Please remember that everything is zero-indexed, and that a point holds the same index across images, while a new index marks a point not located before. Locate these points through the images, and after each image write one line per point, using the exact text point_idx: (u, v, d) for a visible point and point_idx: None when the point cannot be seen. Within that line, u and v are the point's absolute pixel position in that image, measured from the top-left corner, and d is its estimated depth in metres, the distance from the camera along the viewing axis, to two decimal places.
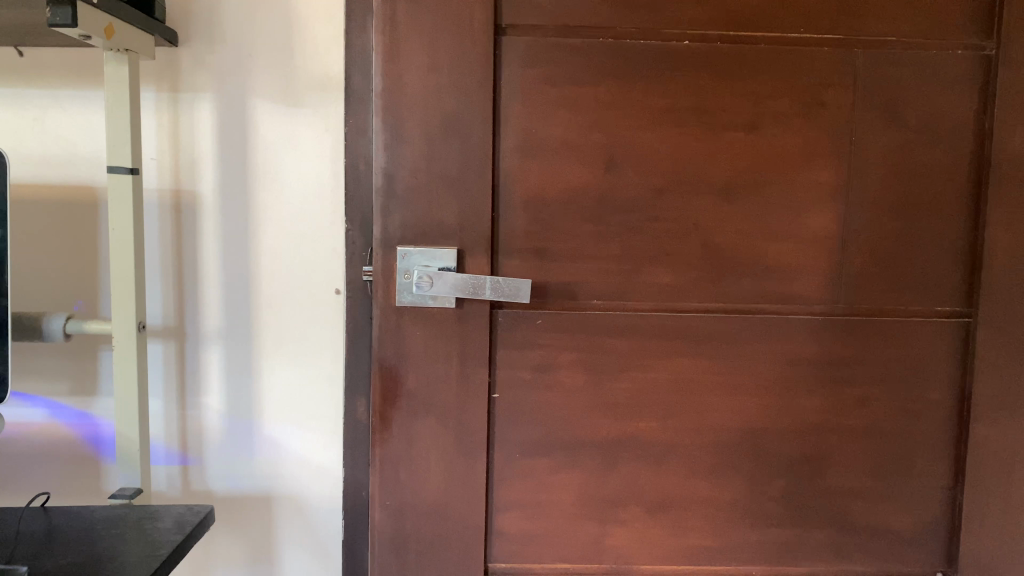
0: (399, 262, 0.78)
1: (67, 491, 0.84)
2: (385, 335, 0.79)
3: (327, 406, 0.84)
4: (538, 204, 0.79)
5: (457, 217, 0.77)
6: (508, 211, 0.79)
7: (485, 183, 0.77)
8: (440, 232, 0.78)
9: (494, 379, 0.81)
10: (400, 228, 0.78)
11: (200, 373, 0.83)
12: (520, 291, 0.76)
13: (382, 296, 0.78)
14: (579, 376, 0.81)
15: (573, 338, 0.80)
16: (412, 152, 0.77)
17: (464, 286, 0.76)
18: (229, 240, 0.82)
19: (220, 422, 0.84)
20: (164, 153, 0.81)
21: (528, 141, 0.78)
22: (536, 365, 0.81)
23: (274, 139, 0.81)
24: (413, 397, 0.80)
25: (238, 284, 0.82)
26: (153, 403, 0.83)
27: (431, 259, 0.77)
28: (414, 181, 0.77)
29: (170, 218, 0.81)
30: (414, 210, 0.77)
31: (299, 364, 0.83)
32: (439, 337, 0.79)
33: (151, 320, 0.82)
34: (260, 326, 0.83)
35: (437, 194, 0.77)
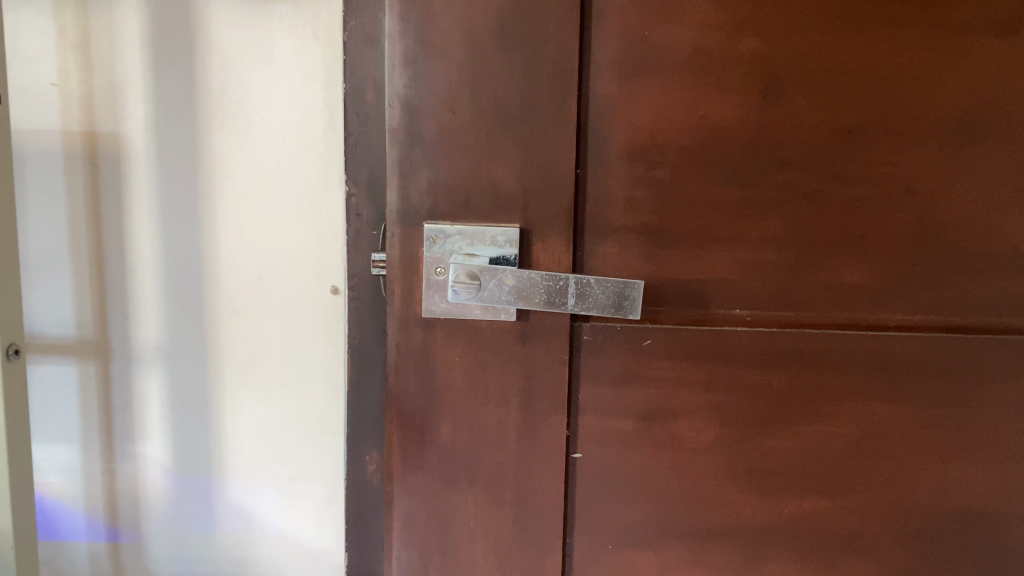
0: (425, 248, 0.48)
1: None
2: (405, 363, 0.50)
3: (321, 463, 0.56)
4: (650, 155, 0.48)
5: (518, 175, 0.47)
6: (602, 166, 0.48)
7: (567, 122, 0.47)
8: (492, 200, 0.47)
9: (575, 429, 0.51)
10: (427, 193, 0.47)
11: (133, 409, 0.55)
12: (624, 305, 0.47)
13: (396, 301, 0.49)
14: (709, 429, 0.51)
15: (700, 368, 0.51)
16: (445, 68, 0.46)
17: (533, 294, 0.46)
18: (171, 212, 0.54)
19: (163, 481, 0.56)
20: (68, 74, 0.52)
21: (634, 52, 0.47)
22: (641, 411, 0.51)
23: (236, 53, 0.52)
24: (448, 461, 0.51)
25: (187, 279, 0.54)
26: (65, 454, 0.56)
27: (476, 245, 0.48)
28: (451, 118, 0.47)
29: (83, 176, 0.53)
30: (450, 165, 0.47)
31: (277, 399, 0.55)
32: (489, 366, 0.50)
33: (59, 331, 0.55)
34: (220, 342, 0.55)
35: (486, 139, 0.47)
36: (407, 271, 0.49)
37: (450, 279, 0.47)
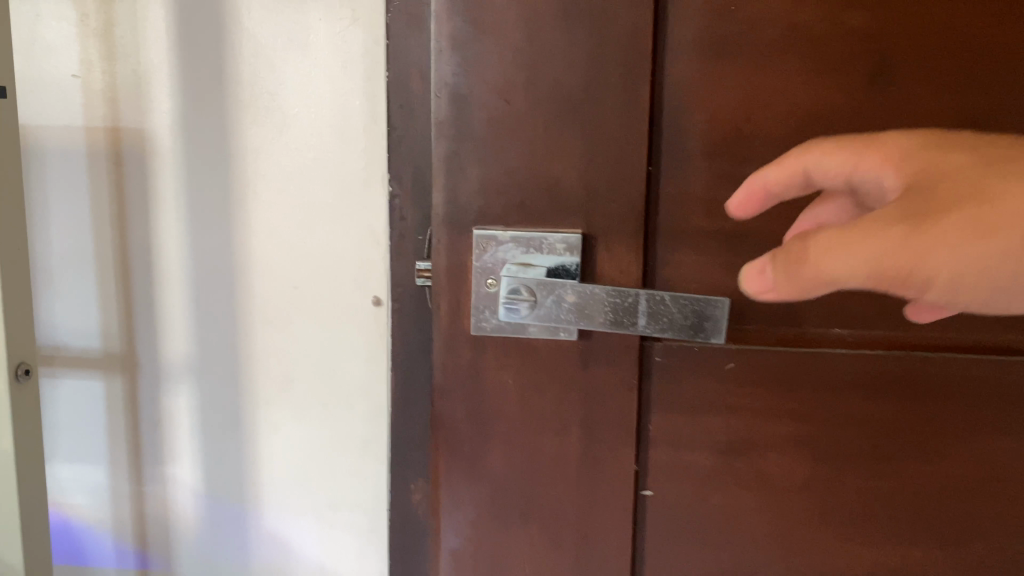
0: (475, 257, 0.41)
1: None
2: (452, 388, 0.43)
3: (361, 492, 0.50)
4: (737, 150, 0.40)
5: (582, 173, 0.39)
6: (681, 163, 0.40)
7: (640, 112, 0.39)
8: (551, 202, 0.40)
9: (644, 464, 0.44)
10: (478, 193, 0.40)
11: (162, 428, 0.51)
12: (706, 329, 0.39)
13: (441, 316, 0.43)
14: (799, 467, 0.44)
15: (792, 397, 0.43)
16: (499, 49, 0.39)
17: (599, 313, 0.39)
18: (199, 215, 0.49)
19: (194, 506, 0.52)
20: (90, 64, 0.48)
21: (718, 30, 0.39)
22: (721, 445, 0.44)
23: (268, 39, 0.46)
24: (499, 499, 0.44)
25: (217, 288, 0.50)
26: (92, 473, 0.52)
27: (533, 253, 0.40)
28: (505, 107, 0.39)
29: (107, 175, 0.49)
30: (503, 162, 0.40)
31: (315, 421, 0.50)
32: (546, 392, 0.43)
33: (86, 342, 0.51)
34: (252, 358, 0.50)
35: (546, 131, 0.39)
36: (453, 282, 0.42)
37: (504, 293, 0.40)
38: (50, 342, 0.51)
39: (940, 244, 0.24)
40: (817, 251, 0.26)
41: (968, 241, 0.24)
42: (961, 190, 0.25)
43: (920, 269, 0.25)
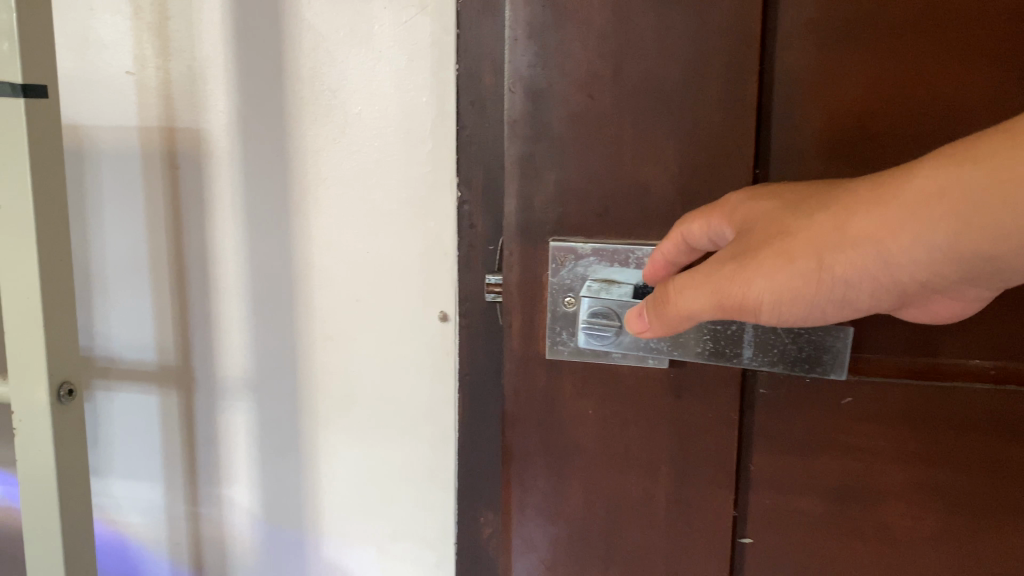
0: (550, 272, 0.36)
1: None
2: (524, 415, 0.37)
3: (425, 524, 0.46)
4: (857, 151, 0.32)
5: (675, 179, 0.33)
6: (791, 169, 0.33)
7: (747, 105, 0.32)
8: (638, 210, 0.34)
9: (742, 509, 0.37)
10: (553, 200, 0.35)
11: (217, 448, 0.48)
12: (824, 363, 0.33)
13: (514, 335, 0.37)
14: (935, 522, 0.35)
15: (925, 435, 0.34)
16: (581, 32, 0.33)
17: (698, 342, 0.34)
18: (256, 222, 0.45)
19: (251, 530, 0.49)
20: (145, 61, 0.45)
21: (831, 14, 0.31)
22: (833, 490, 0.35)
23: (330, 31, 0.43)
24: (573, 546, 0.38)
25: (274, 301, 0.46)
26: (148, 492, 0.50)
27: (617, 268, 0.35)
28: (586, 102, 0.33)
29: (162, 178, 0.46)
30: (582, 165, 0.34)
31: (377, 445, 0.46)
32: (631, 425, 0.36)
33: (141, 354, 0.48)
34: (312, 375, 0.46)
35: (634, 128, 0.33)
36: (527, 299, 0.37)
37: (583, 317, 0.35)
38: (106, 354, 0.49)
39: (758, 276, 0.26)
40: (676, 295, 0.28)
41: (778, 273, 0.25)
42: (771, 230, 0.26)
43: (744, 299, 0.26)
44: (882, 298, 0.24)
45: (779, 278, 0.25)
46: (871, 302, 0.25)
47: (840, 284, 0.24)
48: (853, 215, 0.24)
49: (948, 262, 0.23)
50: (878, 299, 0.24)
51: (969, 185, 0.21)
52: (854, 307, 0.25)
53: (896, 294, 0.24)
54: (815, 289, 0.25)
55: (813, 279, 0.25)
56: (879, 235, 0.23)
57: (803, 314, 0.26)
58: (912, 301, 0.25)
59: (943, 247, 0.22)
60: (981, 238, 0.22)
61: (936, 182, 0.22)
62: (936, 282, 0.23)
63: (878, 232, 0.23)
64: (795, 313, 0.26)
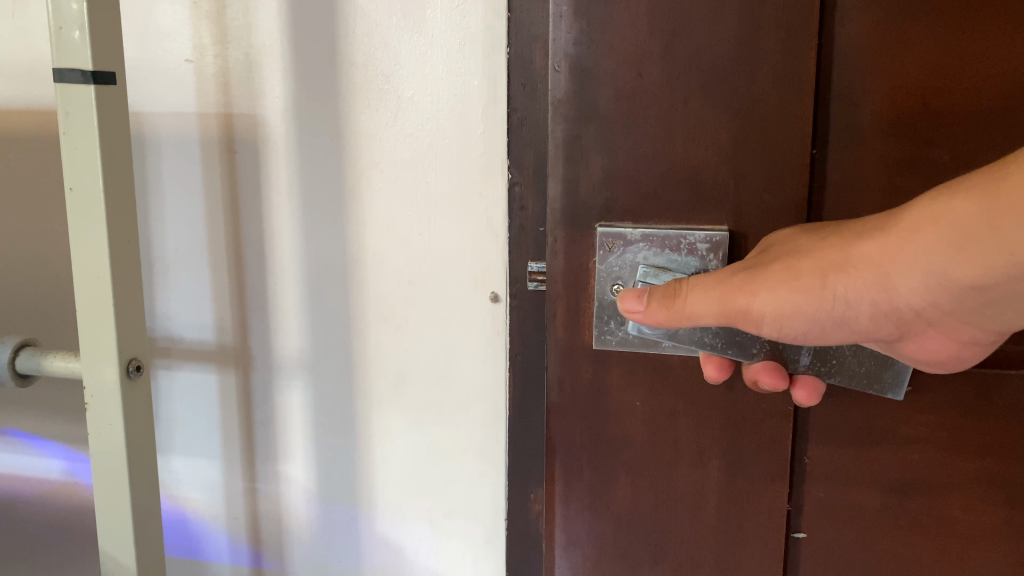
0: (596, 257, 0.36)
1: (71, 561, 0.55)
2: (570, 408, 0.38)
3: (477, 502, 0.47)
4: (921, 132, 0.33)
5: (727, 159, 0.34)
6: (852, 148, 0.34)
7: (804, 84, 0.33)
8: (689, 192, 0.35)
9: (797, 502, 0.39)
10: (601, 185, 0.35)
11: (275, 426, 0.50)
12: (883, 380, 0.35)
13: (557, 321, 0.38)
14: (992, 514, 0.37)
15: (987, 431, 0.36)
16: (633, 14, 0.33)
17: (752, 345, 0.35)
18: (311, 204, 0.46)
19: (308, 507, 0.50)
20: (204, 48, 0.46)
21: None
22: (894, 482, 0.37)
23: (383, 16, 0.43)
24: (622, 536, 0.39)
25: (330, 282, 0.47)
26: (207, 468, 0.51)
27: (669, 255, 0.35)
28: (636, 82, 0.34)
29: (220, 164, 0.47)
30: (633, 150, 0.34)
31: (429, 425, 0.47)
32: (681, 416, 0.37)
33: (200, 335, 0.50)
34: (366, 356, 0.47)
35: (687, 109, 0.34)
36: (573, 287, 0.37)
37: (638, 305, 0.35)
38: (166, 335, 0.50)
39: (764, 287, 0.30)
40: (687, 292, 0.32)
41: (785, 287, 0.30)
42: (788, 250, 0.31)
43: (748, 306, 0.31)
44: (876, 319, 0.31)
45: (785, 291, 0.30)
46: (865, 321, 0.31)
47: (841, 301, 0.30)
48: (857, 243, 0.30)
49: (942, 287, 0.28)
50: (872, 319, 0.31)
51: (956, 218, 0.27)
52: (851, 324, 0.31)
53: (888, 317, 0.30)
54: (815, 303, 0.31)
55: (814, 294, 0.30)
56: (878, 262, 0.29)
57: (803, 325, 0.32)
58: (906, 327, 0.31)
59: (934, 276, 0.28)
60: (971, 267, 0.27)
61: (930, 213, 0.28)
62: (926, 311, 0.30)
63: (877, 258, 0.29)
64: (797, 322, 0.31)
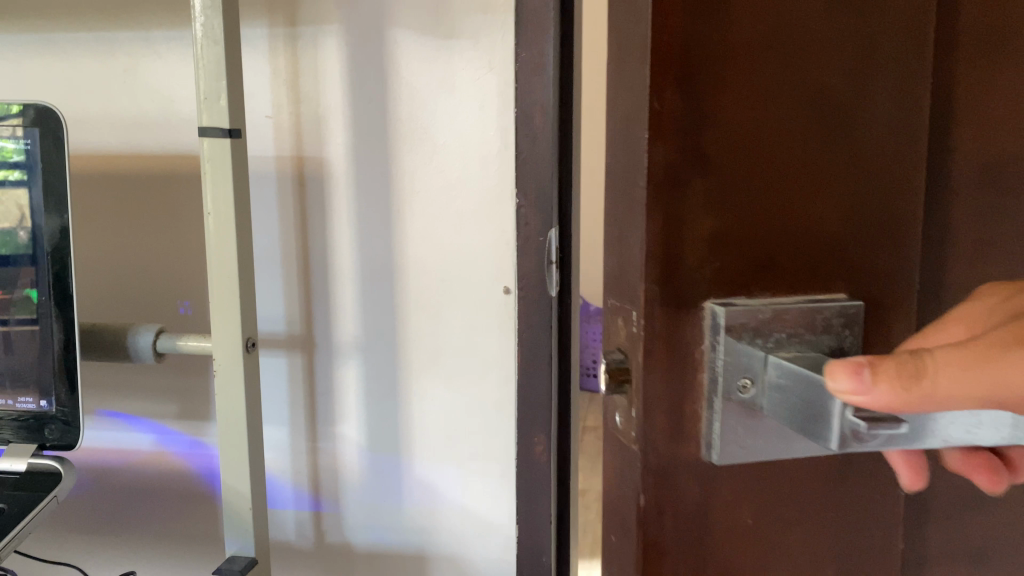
0: (708, 341, 0.25)
1: (152, 524, 0.67)
2: (673, 541, 0.25)
3: (495, 443, 0.62)
4: (1002, 180, 0.27)
5: (843, 222, 0.25)
6: (941, 198, 0.27)
7: (920, 123, 0.25)
8: (800, 267, 0.25)
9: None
10: (710, 251, 0.24)
11: (334, 395, 0.64)
12: None
13: (658, 434, 0.25)
14: None
15: None
16: (736, 18, 0.23)
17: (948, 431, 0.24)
18: (366, 222, 0.62)
19: (359, 458, 0.64)
20: (281, 107, 0.61)
21: (977, 32, 0.26)
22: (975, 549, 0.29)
23: (423, 84, 0.59)
24: None
25: (379, 282, 0.62)
26: (277, 433, 0.65)
27: (801, 339, 0.25)
28: (747, 120, 0.24)
29: (292, 194, 0.62)
30: (739, 210, 0.24)
31: (458, 385, 0.62)
32: (793, 530, 0.26)
33: (271, 326, 0.64)
34: (408, 337, 0.62)
35: (790, 158, 0.24)
36: (670, 378, 0.25)
37: (834, 421, 0.21)
38: None
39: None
40: (937, 363, 0.20)
41: None
42: None
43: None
44: None
45: None
46: None
47: None
48: None
49: None
50: None
51: None
52: None
53: None
54: None
55: None
56: None
57: None
58: None
59: None
60: None
61: None
62: None
63: None
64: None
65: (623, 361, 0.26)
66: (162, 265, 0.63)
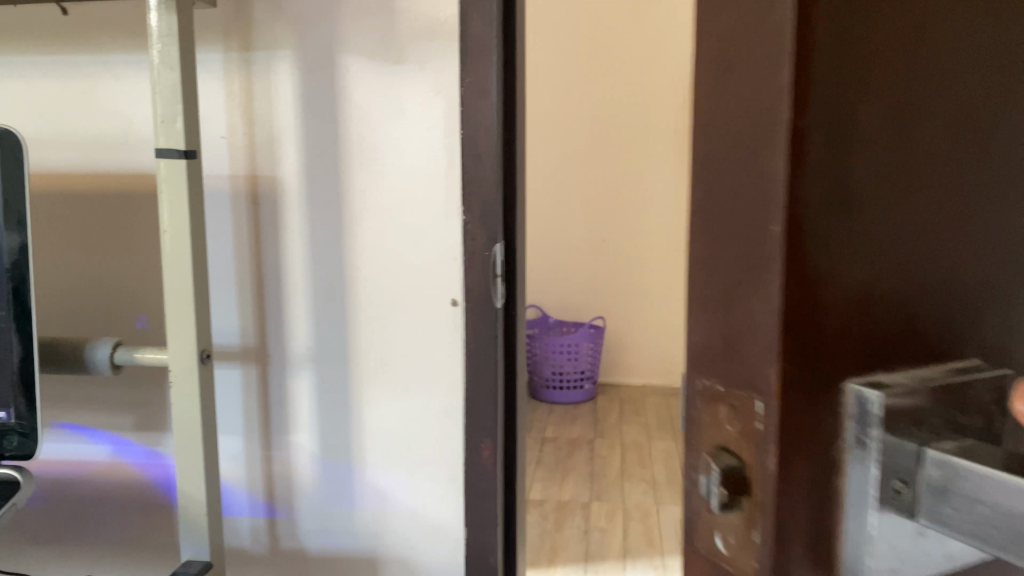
0: (853, 435, 0.19)
1: (108, 534, 0.69)
2: None
3: (444, 450, 0.65)
4: None
5: (1001, 264, 0.19)
6: None
7: None
8: (947, 332, 0.19)
9: None
10: (851, 315, 0.18)
11: (287, 405, 0.66)
12: None
13: (796, 563, 0.19)
14: None
15: None
16: (909, 6, 0.17)
17: None
18: (317, 239, 0.64)
19: (313, 465, 0.67)
20: (236, 128, 0.64)
21: None
22: None
23: (373, 107, 0.62)
24: None
25: (331, 296, 0.65)
26: (233, 442, 0.67)
27: (957, 425, 0.18)
28: (900, 139, 0.18)
29: (246, 212, 0.65)
30: (882, 255, 0.18)
31: (408, 394, 0.65)
32: None
33: (226, 340, 0.66)
34: (359, 348, 0.65)
35: (951, 190, 0.18)
36: (802, 490, 0.19)
37: None
38: None
39: None
40: None
41: None
42: None
43: None
44: None
45: None
46: None
47: None
48: None
49: None
50: None
51: None
52: None
53: None
54: None
55: None
56: None
57: None
58: None
59: None
60: None
61: None
62: None
63: None
64: None
65: (733, 467, 0.20)
66: (118, 281, 0.65)
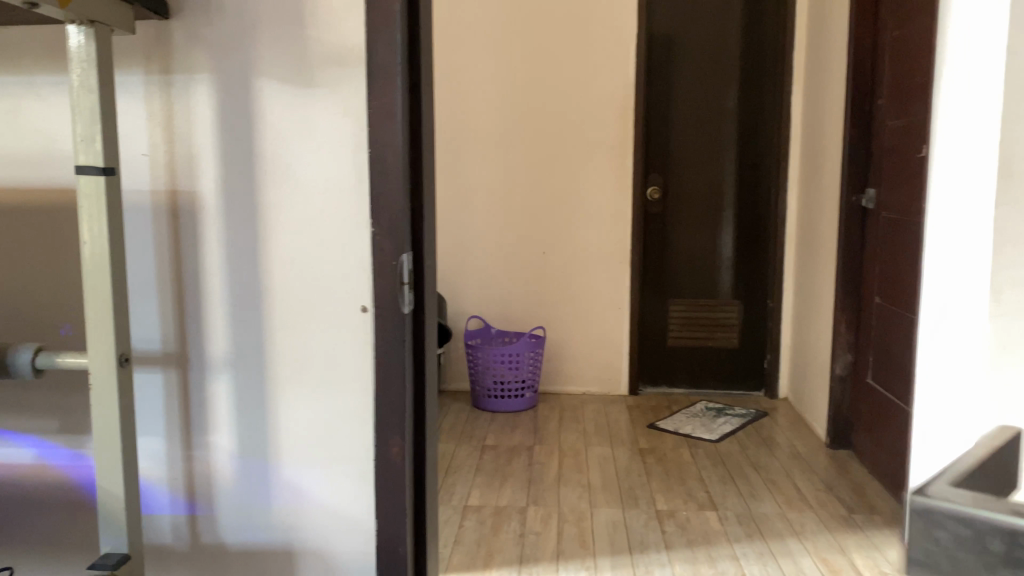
0: None
1: (33, 534, 0.72)
2: None
3: (355, 447, 0.69)
4: None
5: None
6: None
7: None
8: None
9: None
10: None
11: (207, 407, 0.70)
12: None
13: None
14: None
15: None
16: None
17: None
18: (235, 250, 0.68)
19: (231, 464, 0.71)
20: (156, 146, 0.68)
21: None
22: None
23: (286, 127, 0.67)
24: None
25: (248, 303, 0.69)
26: (155, 443, 0.71)
27: None
28: None
29: (167, 224, 0.69)
30: None
31: (321, 395, 0.69)
32: None
33: (147, 345, 0.70)
34: (275, 352, 0.69)
35: None
36: None
37: None
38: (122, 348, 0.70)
39: None
40: None
41: None
42: None
43: None
44: None
45: None
46: None
47: None
48: None
49: None
50: None
51: None
52: None
53: None
54: None
55: None
56: None
57: None
58: None
59: None
60: None
61: None
62: None
63: None
64: None
65: None
66: (43, 290, 0.68)
